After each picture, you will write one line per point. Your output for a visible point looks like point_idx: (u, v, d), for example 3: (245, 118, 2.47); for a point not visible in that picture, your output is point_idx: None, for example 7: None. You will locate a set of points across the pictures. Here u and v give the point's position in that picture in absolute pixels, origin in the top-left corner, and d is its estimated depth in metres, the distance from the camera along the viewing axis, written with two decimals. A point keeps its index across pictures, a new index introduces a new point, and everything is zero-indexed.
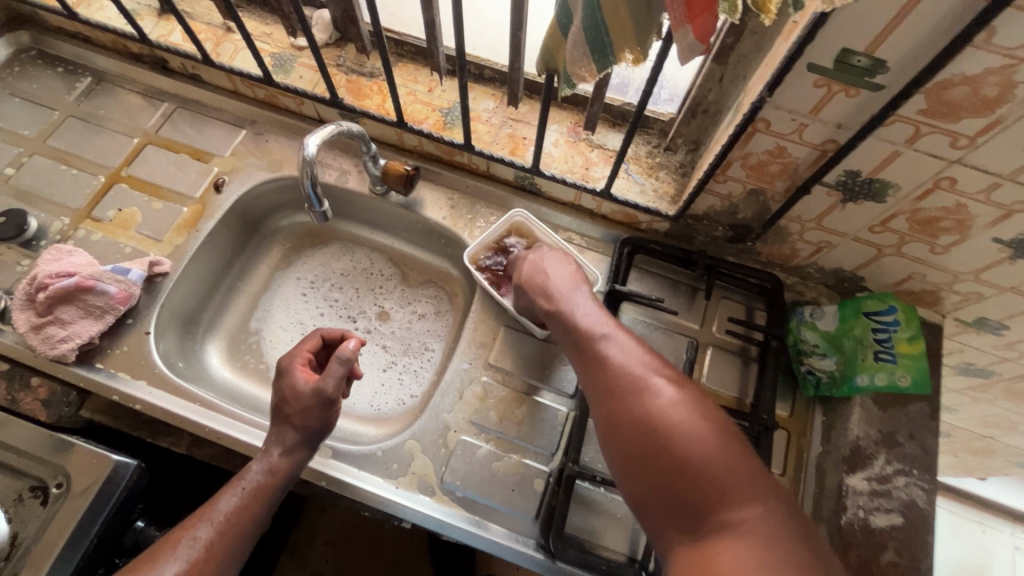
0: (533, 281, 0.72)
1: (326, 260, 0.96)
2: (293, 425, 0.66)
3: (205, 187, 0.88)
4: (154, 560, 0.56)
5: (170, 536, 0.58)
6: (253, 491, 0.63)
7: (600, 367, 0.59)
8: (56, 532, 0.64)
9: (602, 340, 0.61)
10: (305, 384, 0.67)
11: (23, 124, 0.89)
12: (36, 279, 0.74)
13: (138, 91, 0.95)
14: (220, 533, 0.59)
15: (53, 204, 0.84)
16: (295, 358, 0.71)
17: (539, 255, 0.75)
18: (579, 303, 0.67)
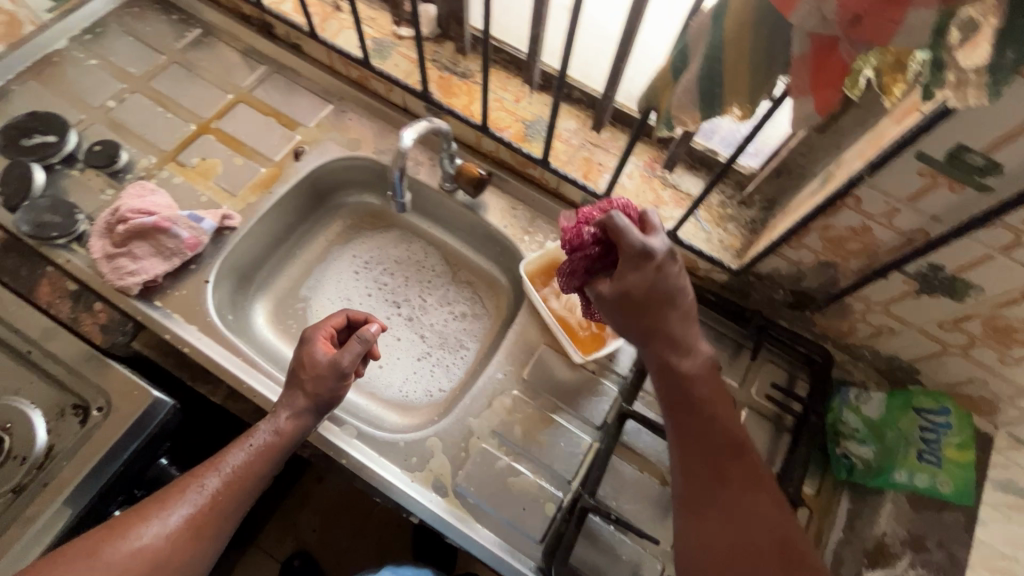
0: (630, 312, 0.57)
1: (383, 243, 0.98)
2: (306, 392, 0.67)
3: (286, 152, 0.91)
4: (167, 503, 0.59)
5: (182, 481, 0.61)
6: (261, 449, 0.64)
7: (696, 424, 0.58)
8: (89, 453, 0.66)
9: (701, 392, 0.59)
10: (324, 355, 0.69)
11: (131, 61, 0.94)
12: (119, 211, 0.78)
13: (239, 49, 0.98)
14: (229, 484, 0.61)
15: (143, 142, 0.88)
16: (321, 329, 0.71)
17: (643, 284, 0.55)
18: (688, 357, 0.60)
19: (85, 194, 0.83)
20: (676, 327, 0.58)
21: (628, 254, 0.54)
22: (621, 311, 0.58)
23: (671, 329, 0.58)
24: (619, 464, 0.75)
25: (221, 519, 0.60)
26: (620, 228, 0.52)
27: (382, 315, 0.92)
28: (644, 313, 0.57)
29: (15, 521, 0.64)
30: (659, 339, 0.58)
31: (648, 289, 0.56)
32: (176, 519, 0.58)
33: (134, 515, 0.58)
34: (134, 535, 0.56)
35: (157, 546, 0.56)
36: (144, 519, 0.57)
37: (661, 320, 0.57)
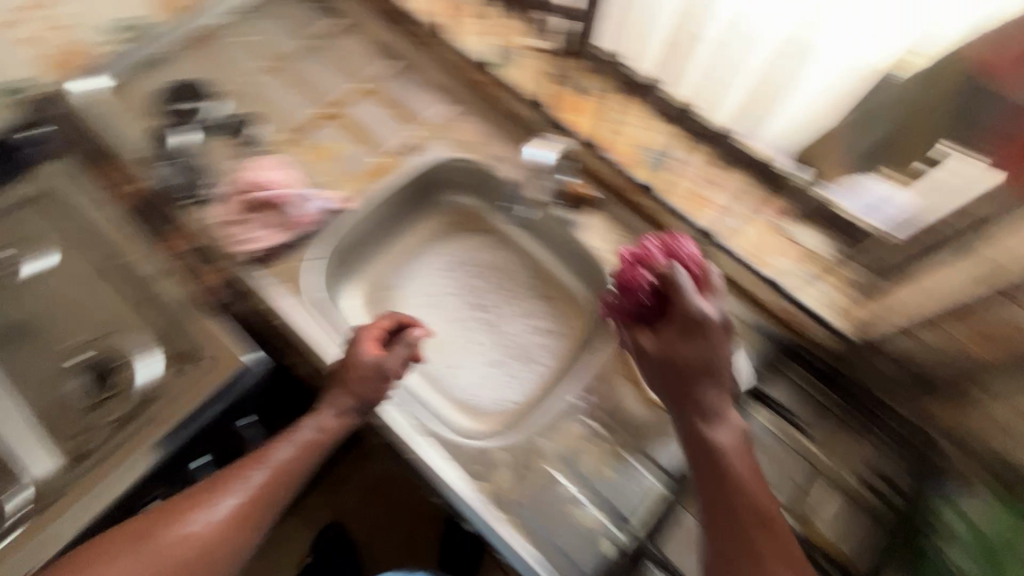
0: (669, 372, 0.63)
1: (473, 246, 0.99)
2: (349, 392, 0.70)
3: (398, 146, 0.94)
4: (216, 494, 0.65)
5: (230, 473, 0.67)
6: (305, 445, 0.70)
7: (718, 489, 0.57)
8: (186, 397, 0.73)
9: (729, 458, 0.59)
10: (369, 355, 0.71)
11: (275, 42, 1.01)
12: (247, 183, 0.86)
13: (368, 39, 1.02)
14: (272, 479, 0.67)
15: (277, 117, 0.95)
16: (368, 330, 0.74)
17: (689, 352, 0.63)
18: (720, 423, 0.61)
19: (221, 158, 0.90)
20: (710, 395, 0.61)
21: (681, 316, 0.64)
22: (660, 370, 0.64)
23: (706, 396, 0.61)
24: (690, 521, 0.71)
25: (265, 509, 0.66)
26: (681, 285, 0.63)
27: (462, 317, 0.94)
28: (683, 377, 0.62)
29: (119, 446, 0.71)
30: (693, 401, 0.62)
31: (692, 359, 0.62)
32: (223, 509, 0.64)
33: (186, 501, 0.64)
34: (186, 522, 0.62)
35: (207, 535, 0.62)
36: (195, 507, 0.64)
37: (697, 385, 0.62)
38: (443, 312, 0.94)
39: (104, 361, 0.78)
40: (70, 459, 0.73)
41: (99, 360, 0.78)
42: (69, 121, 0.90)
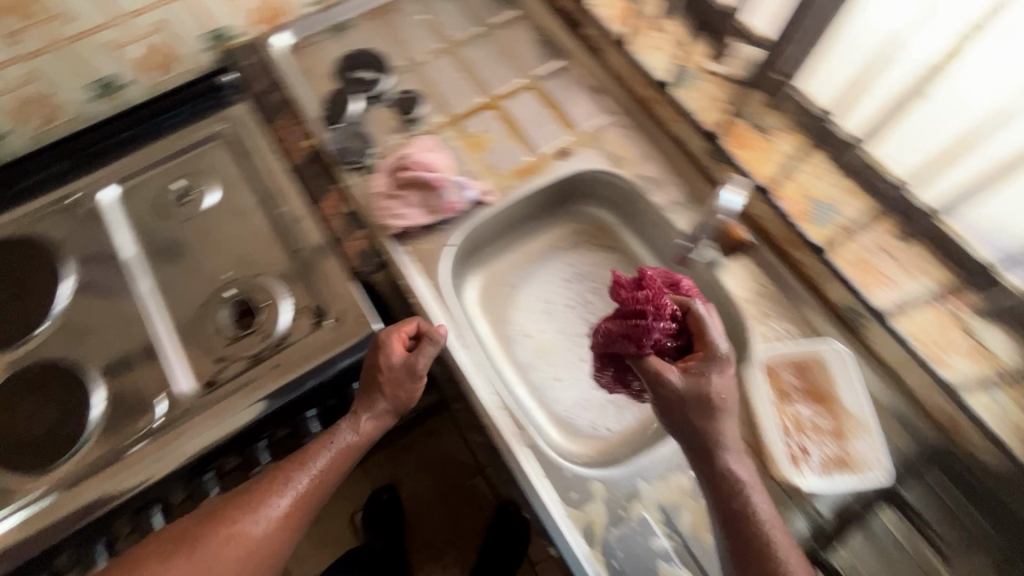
0: (693, 405, 0.64)
1: (599, 263, 0.97)
2: (384, 395, 0.73)
3: (551, 148, 0.92)
4: (256, 501, 0.68)
5: (271, 477, 0.70)
6: (343, 449, 0.72)
7: (736, 526, 0.61)
8: (317, 351, 0.78)
9: (747, 496, 0.62)
10: (398, 356, 0.72)
11: (453, 26, 1.03)
12: (409, 159, 0.84)
13: (540, 35, 1.01)
14: (313, 483, 0.70)
15: (439, 99, 0.96)
16: (392, 334, 0.73)
17: (712, 384, 0.64)
18: (737, 460, 0.64)
19: (381, 130, 0.93)
20: (728, 434, 0.64)
21: (706, 344, 0.67)
22: (683, 406, 0.64)
23: (723, 433, 0.64)
24: None
25: (307, 508, 0.70)
26: (705, 313, 0.68)
27: (575, 331, 0.92)
28: (705, 412, 0.64)
29: (252, 380, 0.78)
30: (714, 443, 0.63)
31: (718, 391, 0.64)
32: (266, 514, 0.67)
33: (230, 505, 0.68)
34: (231, 526, 0.66)
35: (253, 538, 0.66)
36: (237, 513, 0.67)
37: (717, 424, 0.64)
38: (557, 322, 0.92)
39: (251, 301, 0.84)
40: (203, 384, 0.78)
41: (246, 300, 0.84)
42: (259, 74, 0.97)
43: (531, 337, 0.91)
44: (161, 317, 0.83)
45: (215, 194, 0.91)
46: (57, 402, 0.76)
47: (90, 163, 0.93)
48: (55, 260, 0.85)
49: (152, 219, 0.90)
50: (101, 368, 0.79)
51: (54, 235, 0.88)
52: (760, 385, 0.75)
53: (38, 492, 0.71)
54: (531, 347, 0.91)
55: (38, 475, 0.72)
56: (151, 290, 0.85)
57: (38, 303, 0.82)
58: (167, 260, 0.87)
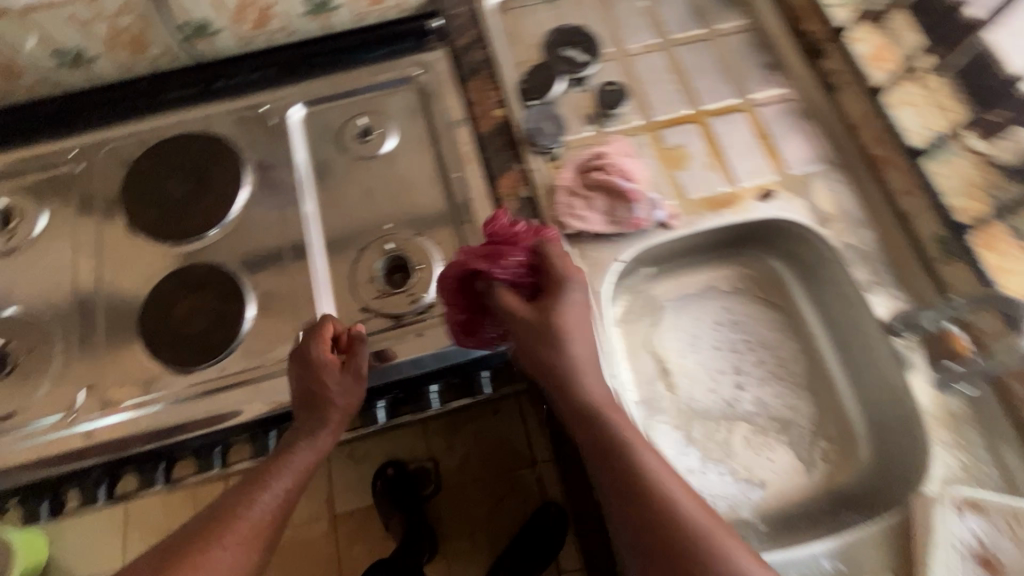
0: (552, 343, 0.65)
1: (760, 317, 0.88)
2: (337, 406, 0.70)
3: (754, 187, 0.83)
4: (220, 528, 0.61)
5: (234, 502, 0.63)
6: (302, 468, 0.68)
7: (610, 454, 0.60)
8: None
9: (616, 424, 0.61)
10: (326, 357, 0.70)
11: (675, 22, 0.95)
12: (605, 161, 0.78)
13: (770, 56, 0.92)
14: (278, 504, 0.65)
15: (643, 99, 0.88)
16: (314, 343, 0.70)
17: (566, 313, 0.66)
18: (585, 368, 0.66)
19: (576, 118, 0.87)
20: (569, 348, 0.65)
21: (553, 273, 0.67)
22: (543, 335, 0.65)
23: (568, 351, 0.65)
24: None
25: (271, 535, 0.64)
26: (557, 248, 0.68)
27: (716, 379, 0.83)
28: (550, 338, 0.65)
29: (390, 340, 0.77)
30: (557, 361, 0.65)
31: (561, 310, 0.66)
32: (231, 541, 0.60)
33: (196, 536, 0.60)
34: (198, 556, 0.58)
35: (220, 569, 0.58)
36: (203, 541, 0.59)
37: (560, 350, 0.65)
38: (702, 360, 0.84)
39: (408, 262, 0.82)
40: (344, 328, 0.78)
41: (402, 258, 0.82)
42: (465, 26, 0.93)
43: (669, 370, 0.83)
44: (319, 250, 0.83)
45: (393, 140, 0.89)
46: (214, 306, 0.78)
47: (285, 78, 0.93)
48: (235, 166, 0.86)
49: (328, 148, 0.89)
50: (256, 284, 0.80)
51: (240, 143, 0.90)
52: (941, 525, 0.65)
53: (182, 389, 0.75)
54: (663, 384, 0.82)
55: (188, 370, 0.75)
56: (316, 220, 0.84)
57: (213, 205, 0.84)
58: (334, 194, 0.86)
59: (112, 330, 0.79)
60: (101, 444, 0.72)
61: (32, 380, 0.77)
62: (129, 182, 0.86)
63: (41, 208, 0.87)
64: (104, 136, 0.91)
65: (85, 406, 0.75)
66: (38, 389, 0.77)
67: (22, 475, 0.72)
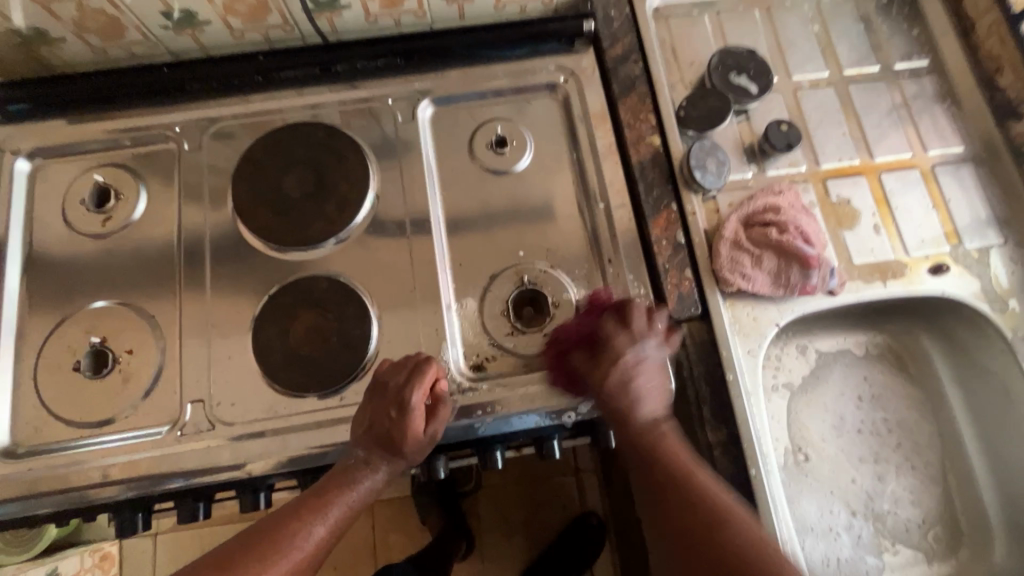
0: (626, 397, 0.65)
1: (902, 392, 0.84)
2: (401, 457, 0.65)
3: (926, 257, 0.76)
4: (268, 556, 0.59)
5: (285, 525, 0.61)
6: (356, 503, 0.64)
7: (700, 517, 0.58)
8: None
9: (659, 432, 0.65)
10: (417, 404, 0.64)
11: (849, 53, 0.86)
12: (783, 217, 0.72)
13: (949, 110, 0.84)
14: (322, 539, 0.62)
15: (809, 142, 0.80)
16: (415, 386, 0.65)
17: (640, 367, 0.66)
18: (647, 398, 0.66)
19: (737, 154, 0.79)
20: (621, 389, 0.66)
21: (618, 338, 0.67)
22: (610, 385, 0.66)
23: (629, 398, 0.65)
24: None
25: (314, 564, 0.62)
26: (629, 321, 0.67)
27: (857, 467, 0.80)
28: (609, 395, 0.66)
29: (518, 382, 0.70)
30: (617, 398, 0.65)
31: (636, 364, 0.66)
32: (278, 570, 0.59)
33: (252, 554, 0.58)
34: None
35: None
36: (251, 564, 0.58)
37: (619, 396, 0.65)
38: (844, 446, 0.81)
39: (541, 296, 0.74)
40: (472, 365, 0.72)
41: (537, 292, 0.74)
42: (620, 30, 0.84)
43: (806, 454, 0.80)
44: (446, 271, 0.75)
45: (530, 155, 0.80)
46: (334, 327, 0.72)
47: (414, 67, 0.84)
48: (358, 166, 0.78)
49: (457, 154, 0.80)
50: (378, 305, 0.74)
51: (362, 137, 0.81)
52: None
53: (300, 414, 0.70)
54: (799, 450, 0.80)
55: (304, 395, 0.70)
56: (443, 237, 0.77)
57: (332, 209, 0.76)
58: (463, 210, 0.78)
59: (218, 339, 0.73)
60: (212, 466, 0.68)
61: (132, 385, 0.72)
62: (240, 172, 0.78)
63: (139, 189, 0.79)
64: (210, 113, 0.82)
65: (192, 422, 0.70)
66: (141, 396, 0.71)
67: (128, 489, 0.67)
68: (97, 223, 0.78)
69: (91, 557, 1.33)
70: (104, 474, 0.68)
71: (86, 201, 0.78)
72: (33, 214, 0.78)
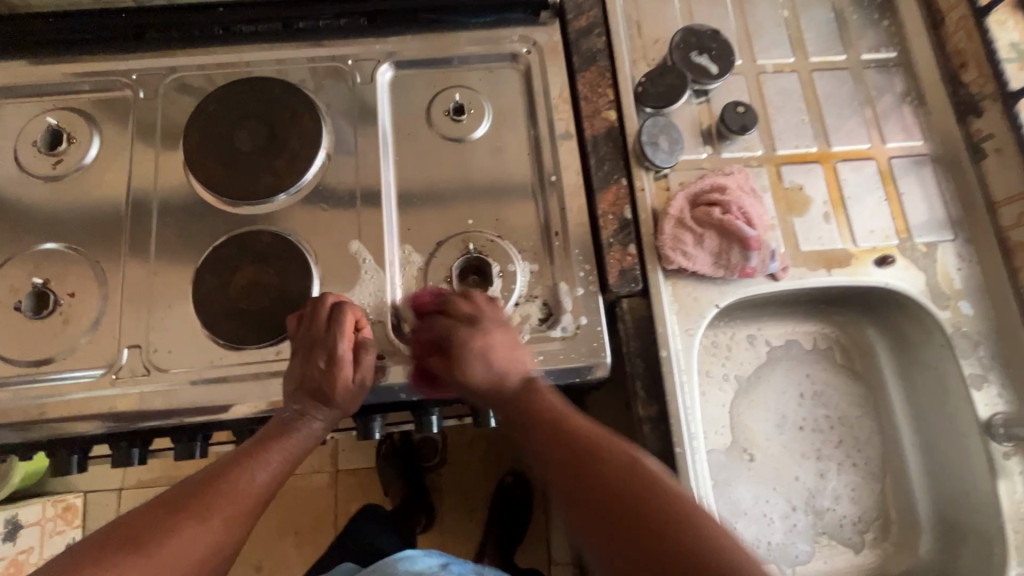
0: (487, 373, 0.63)
1: (845, 389, 0.85)
2: (331, 406, 0.65)
3: (873, 250, 0.76)
4: (209, 501, 0.56)
5: (223, 472, 0.59)
6: (297, 448, 0.64)
7: (573, 453, 0.54)
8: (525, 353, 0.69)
9: (530, 394, 0.61)
10: (342, 352, 0.65)
11: (817, 41, 0.85)
12: (727, 197, 0.72)
13: (913, 104, 0.83)
14: (267, 482, 0.60)
15: (767, 127, 0.80)
16: (334, 333, 0.65)
17: (483, 342, 0.63)
18: (504, 370, 0.63)
19: (692, 135, 0.79)
20: (474, 363, 0.63)
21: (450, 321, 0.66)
22: (462, 371, 0.63)
23: (487, 375, 0.63)
24: None
25: (258, 511, 0.59)
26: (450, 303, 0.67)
27: (800, 464, 0.80)
28: (466, 379, 0.63)
29: None
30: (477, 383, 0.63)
31: (474, 340, 0.63)
32: (225, 513, 0.56)
33: (190, 500, 0.56)
34: (186, 526, 0.53)
35: (206, 540, 0.54)
36: (194, 511, 0.55)
37: (475, 377, 0.63)
38: (786, 444, 0.81)
39: (486, 264, 0.73)
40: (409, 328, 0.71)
41: (482, 261, 0.73)
42: (585, 3, 0.83)
43: (751, 456, 0.80)
44: (392, 234, 0.75)
45: (487, 123, 0.79)
46: (274, 282, 0.72)
47: (377, 29, 0.83)
48: (311, 123, 0.77)
49: (414, 119, 0.80)
50: (321, 263, 0.74)
51: (320, 95, 0.81)
52: None
53: (233, 365, 0.70)
54: (737, 435, 0.81)
55: (239, 347, 0.70)
56: (393, 199, 0.76)
57: (283, 166, 0.76)
58: (414, 175, 0.77)
59: (161, 287, 0.73)
60: (144, 410, 0.68)
61: (72, 326, 0.72)
62: (194, 123, 0.77)
63: (93, 134, 0.79)
64: (169, 63, 0.81)
65: (129, 366, 0.70)
66: (80, 337, 0.72)
67: (64, 427, 0.68)
68: (48, 165, 0.78)
69: (53, 508, 1.30)
70: (37, 411, 0.68)
71: (39, 143, 0.78)
72: None
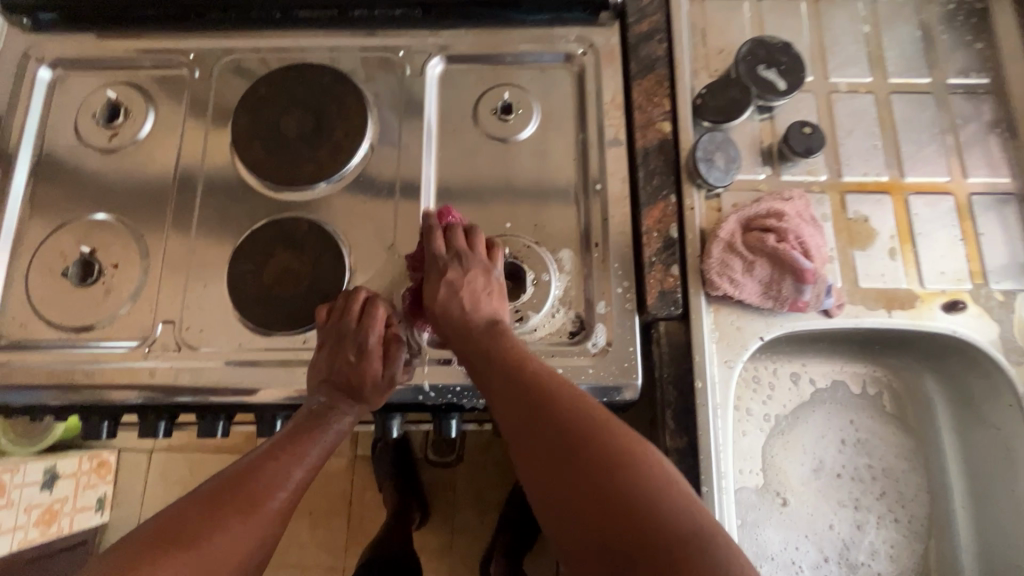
0: (450, 307, 0.61)
1: (894, 438, 0.79)
2: (360, 400, 0.65)
3: (942, 293, 0.70)
4: (250, 499, 0.53)
5: (261, 466, 0.56)
6: (330, 443, 0.62)
7: (526, 393, 0.51)
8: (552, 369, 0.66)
9: (489, 332, 0.59)
10: (372, 347, 0.65)
11: (899, 60, 0.78)
12: (784, 224, 0.67)
13: (1002, 137, 0.76)
14: (304, 478, 0.58)
15: (834, 151, 0.74)
16: (365, 328, 0.65)
17: (459, 278, 0.62)
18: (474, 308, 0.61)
19: (751, 154, 0.74)
20: (443, 292, 0.62)
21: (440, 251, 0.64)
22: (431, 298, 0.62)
23: (452, 309, 0.61)
24: None
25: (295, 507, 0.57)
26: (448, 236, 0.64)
27: (836, 512, 0.75)
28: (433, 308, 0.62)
29: None
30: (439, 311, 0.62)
31: (452, 275, 0.62)
32: (265, 513, 0.54)
33: (231, 496, 0.53)
34: (229, 524, 0.51)
35: (248, 542, 0.51)
36: (236, 509, 0.52)
37: (440, 307, 0.62)
38: (822, 489, 0.76)
39: (521, 270, 0.70)
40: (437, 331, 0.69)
41: (517, 266, 0.70)
42: (648, 7, 0.79)
43: (784, 500, 0.75)
44: None
45: (534, 126, 0.76)
46: (307, 270, 0.72)
47: (431, 22, 0.82)
48: (357, 113, 0.77)
49: (460, 115, 0.78)
50: (354, 256, 0.73)
51: (368, 85, 0.80)
52: None
53: (260, 350, 0.70)
54: (770, 475, 0.76)
55: (269, 331, 0.71)
56: (431, 197, 0.75)
57: (325, 155, 0.76)
58: (455, 174, 0.75)
59: (198, 265, 0.74)
60: (171, 386, 0.69)
61: (113, 296, 0.74)
62: (244, 105, 0.78)
63: (148, 109, 0.80)
64: (225, 44, 0.82)
65: (162, 340, 0.71)
66: (118, 308, 0.73)
67: (94, 394, 0.70)
68: (104, 137, 0.80)
69: (88, 462, 1.32)
70: (73, 376, 0.70)
71: (97, 115, 0.80)
72: (48, 120, 0.81)
